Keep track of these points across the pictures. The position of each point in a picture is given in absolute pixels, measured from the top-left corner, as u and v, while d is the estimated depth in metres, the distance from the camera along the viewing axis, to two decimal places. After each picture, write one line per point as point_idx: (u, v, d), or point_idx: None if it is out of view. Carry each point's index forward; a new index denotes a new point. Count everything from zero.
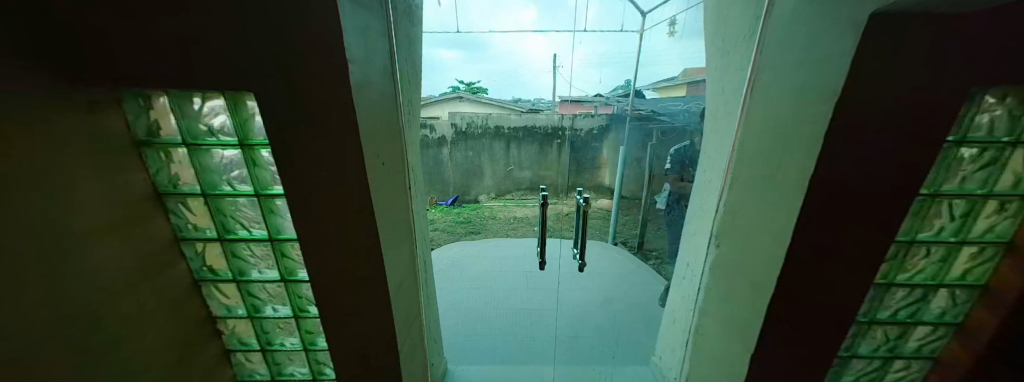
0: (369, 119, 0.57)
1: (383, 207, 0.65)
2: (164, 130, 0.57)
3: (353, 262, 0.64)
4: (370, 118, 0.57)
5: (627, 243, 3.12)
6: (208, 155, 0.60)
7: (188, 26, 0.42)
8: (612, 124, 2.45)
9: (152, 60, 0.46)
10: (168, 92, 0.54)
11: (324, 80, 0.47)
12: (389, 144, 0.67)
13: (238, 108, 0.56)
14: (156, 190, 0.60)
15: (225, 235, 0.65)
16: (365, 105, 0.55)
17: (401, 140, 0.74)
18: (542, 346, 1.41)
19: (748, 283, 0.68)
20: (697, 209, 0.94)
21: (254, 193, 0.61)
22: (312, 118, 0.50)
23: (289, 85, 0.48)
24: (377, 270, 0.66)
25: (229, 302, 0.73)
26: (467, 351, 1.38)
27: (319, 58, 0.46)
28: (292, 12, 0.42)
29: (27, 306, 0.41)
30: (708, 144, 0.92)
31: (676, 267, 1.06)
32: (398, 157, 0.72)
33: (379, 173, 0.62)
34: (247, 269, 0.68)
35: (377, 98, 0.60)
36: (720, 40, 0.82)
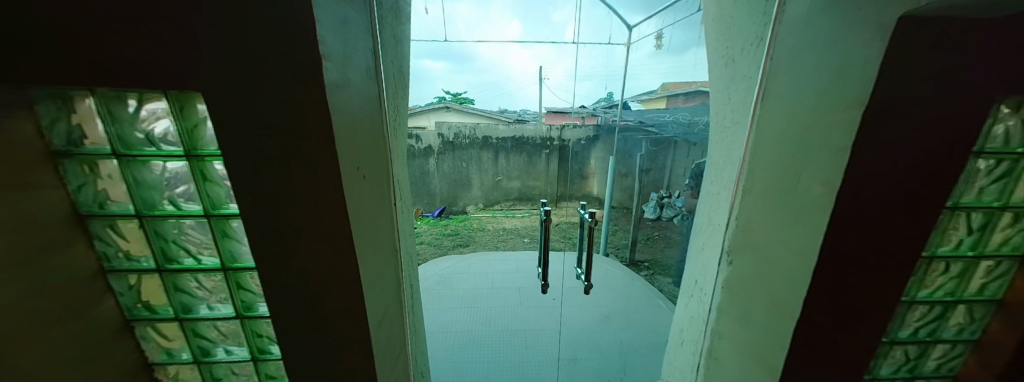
0: (348, 123, 0.48)
1: (363, 228, 0.55)
2: (89, 137, 0.46)
3: (328, 293, 0.54)
4: (348, 123, 0.48)
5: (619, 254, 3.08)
6: (145, 168, 0.49)
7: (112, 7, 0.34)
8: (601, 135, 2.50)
9: (60, 49, 0.36)
10: (94, 91, 0.44)
11: (293, 75, 0.39)
12: (371, 153, 0.58)
13: (186, 110, 0.46)
14: (77, 211, 0.48)
15: (166, 264, 0.53)
16: (344, 108, 0.47)
17: (385, 150, 0.65)
18: (538, 371, 1.31)
19: (767, 305, 0.63)
20: (705, 224, 0.89)
21: (204, 214, 0.51)
22: (274, 123, 0.42)
23: (250, 82, 0.39)
24: (355, 303, 0.56)
25: (171, 345, 0.60)
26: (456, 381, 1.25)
27: (286, 49, 0.38)
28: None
29: None
30: (714, 156, 0.88)
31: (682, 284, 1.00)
32: (381, 169, 0.63)
33: (358, 187, 0.53)
34: (193, 305, 0.56)
35: (357, 100, 0.52)
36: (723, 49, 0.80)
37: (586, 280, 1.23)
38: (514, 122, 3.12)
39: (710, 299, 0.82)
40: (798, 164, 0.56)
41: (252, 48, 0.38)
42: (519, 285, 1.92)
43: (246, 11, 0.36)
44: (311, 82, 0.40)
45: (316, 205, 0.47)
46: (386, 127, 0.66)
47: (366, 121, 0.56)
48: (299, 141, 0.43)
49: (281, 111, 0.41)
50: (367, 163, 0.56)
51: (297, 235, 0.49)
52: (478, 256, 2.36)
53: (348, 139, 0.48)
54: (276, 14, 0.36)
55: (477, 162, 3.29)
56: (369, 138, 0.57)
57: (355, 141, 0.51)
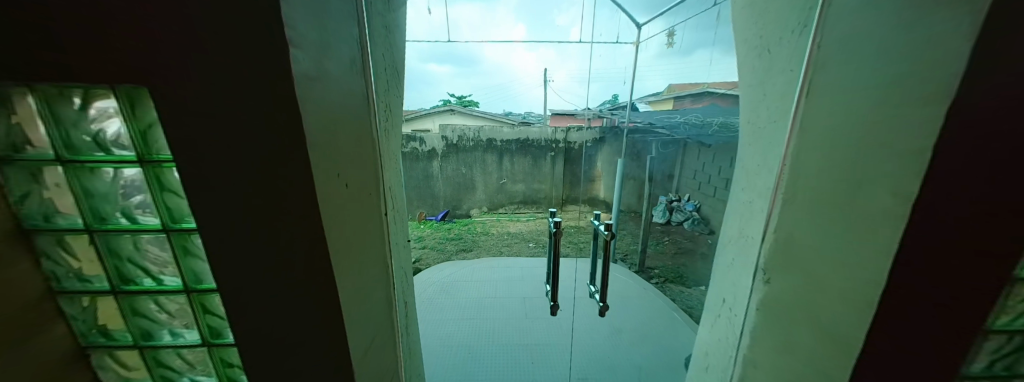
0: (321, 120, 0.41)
1: (345, 245, 0.48)
2: (30, 140, 0.40)
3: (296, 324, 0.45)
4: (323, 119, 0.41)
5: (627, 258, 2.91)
6: (95, 177, 0.42)
7: None
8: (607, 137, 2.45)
9: None
10: (33, 86, 0.37)
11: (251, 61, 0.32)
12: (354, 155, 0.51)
13: (139, 109, 0.39)
14: (22, 226, 0.42)
15: (121, 286, 0.46)
16: (317, 103, 0.39)
17: (376, 155, 0.58)
18: None
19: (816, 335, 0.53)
20: (736, 237, 0.79)
21: (163, 228, 0.44)
22: (231, 123, 0.35)
23: (202, 69, 0.33)
24: (334, 332, 0.48)
25: (132, 374, 0.53)
26: None
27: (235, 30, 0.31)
28: None
29: None
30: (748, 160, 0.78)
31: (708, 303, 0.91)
32: (369, 175, 0.56)
33: (337, 196, 0.45)
34: (156, 331, 0.50)
35: (337, 95, 0.45)
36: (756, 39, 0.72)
37: (602, 301, 1.14)
38: (518, 125, 3.54)
39: (741, 323, 0.72)
40: (855, 171, 0.47)
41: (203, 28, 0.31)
42: (523, 294, 1.85)
43: None
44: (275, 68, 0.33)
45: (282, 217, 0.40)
46: (375, 127, 0.59)
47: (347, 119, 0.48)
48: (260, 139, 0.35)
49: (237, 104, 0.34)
50: (349, 167, 0.49)
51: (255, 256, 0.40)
52: (482, 263, 2.28)
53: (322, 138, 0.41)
54: None
55: (480, 165, 3.74)
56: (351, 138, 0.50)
57: (332, 142, 0.44)
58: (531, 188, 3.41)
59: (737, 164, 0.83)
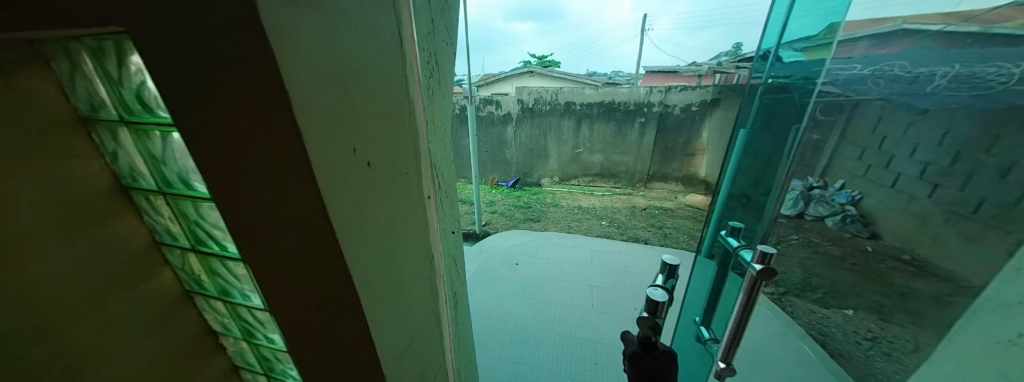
0: (325, 67, 0.26)
1: (369, 247, 0.35)
2: (100, 100, 0.34)
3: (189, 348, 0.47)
4: (326, 67, 0.26)
5: (786, 277, 1.85)
6: (158, 140, 0.35)
7: None
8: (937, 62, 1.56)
9: None
10: (87, 49, 0.31)
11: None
12: (386, 122, 0.36)
13: (104, 66, 0.32)
14: (124, 184, 0.37)
15: (199, 245, 0.45)
16: (317, 45, 0.25)
17: (416, 125, 0.43)
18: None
19: None
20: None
21: (193, 194, 0.38)
22: (219, 97, 0.23)
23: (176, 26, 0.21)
24: (359, 345, 0.37)
25: (223, 320, 0.56)
26: (497, 374, 1.15)
27: None
28: None
29: None
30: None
31: None
32: (410, 151, 0.42)
33: (358, 182, 0.32)
34: (231, 290, 0.50)
35: (355, 38, 0.30)
36: None
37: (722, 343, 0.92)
38: (604, 86, 3.24)
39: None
40: None
41: None
42: (592, 282, 1.67)
43: None
44: None
45: (280, 215, 0.29)
46: (418, 86, 0.43)
47: (375, 69, 0.33)
48: (231, 115, 0.24)
49: (177, 54, 0.22)
50: (377, 139, 0.35)
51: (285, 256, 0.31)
52: (549, 238, 2.16)
53: (327, 100, 0.26)
54: None
55: (557, 131, 3.47)
56: (383, 100, 0.35)
57: (348, 106, 0.29)
58: (609, 160, 3.44)
59: None
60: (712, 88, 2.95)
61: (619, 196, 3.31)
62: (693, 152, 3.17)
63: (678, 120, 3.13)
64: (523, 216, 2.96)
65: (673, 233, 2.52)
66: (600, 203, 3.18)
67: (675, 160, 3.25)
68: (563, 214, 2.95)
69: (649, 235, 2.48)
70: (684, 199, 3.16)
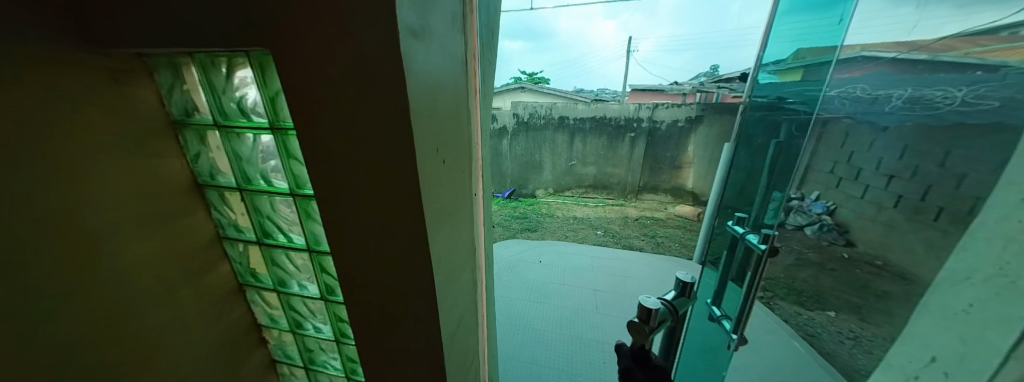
0: (427, 84, 0.34)
1: (440, 232, 0.41)
2: (198, 108, 0.45)
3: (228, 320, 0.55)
4: (427, 83, 0.34)
5: (771, 281, 1.96)
6: (241, 141, 0.45)
7: None
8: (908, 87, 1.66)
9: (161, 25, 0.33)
10: (195, 58, 0.40)
11: (343, 23, 0.27)
12: (457, 128, 0.43)
13: (210, 78, 0.42)
14: (197, 179, 0.50)
15: (264, 240, 0.52)
16: (426, 70, 0.33)
17: (473, 130, 0.50)
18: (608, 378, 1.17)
19: None
20: (982, 271, 0.54)
21: (291, 193, 0.46)
22: (354, 107, 0.31)
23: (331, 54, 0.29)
24: (423, 319, 0.43)
25: (273, 311, 0.61)
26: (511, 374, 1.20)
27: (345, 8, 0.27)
28: None
29: (51, 308, 0.36)
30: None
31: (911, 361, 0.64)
32: (468, 153, 0.49)
33: (439, 178, 0.39)
34: (287, 281, 0.56)
35: (444, 63, 0.37)
36: None
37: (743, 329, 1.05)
38: (595, 102, 3.40)
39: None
40: None
41: None
42: (594, 286, 1.74)
43: None
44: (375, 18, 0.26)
45: (383, 202, 0.36)
46: (475, 98, 0.51)
47: (453, 85, 0.41)
48: (361, 121, 0.31)
49: (328, 76, 0.30)
50: (451, 141, 0.42)
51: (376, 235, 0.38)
52: (548, 246, 2.23)
53: (427, 109, 0.34)
54: None
55: (551, 144, 3.60)
56: (456, 110, 0.43)
57: (437, 114, 0.37)
58: (601, 172, 3.57)
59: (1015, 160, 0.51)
60: (696, 105, 3.15)
61: (611, 207, 3.42)
62: (679, 165, 3.34)
63: (665, 135, 3.31)
64: (519, 226, 3.01)
65: (665, 242, 2.63)
66: (593, 213, 3.28)
67: (664, 172, 3.40)
68: (559, 224, 3.02)
69: (643, 244, 2.57)
70: (673, 209, 3.30)
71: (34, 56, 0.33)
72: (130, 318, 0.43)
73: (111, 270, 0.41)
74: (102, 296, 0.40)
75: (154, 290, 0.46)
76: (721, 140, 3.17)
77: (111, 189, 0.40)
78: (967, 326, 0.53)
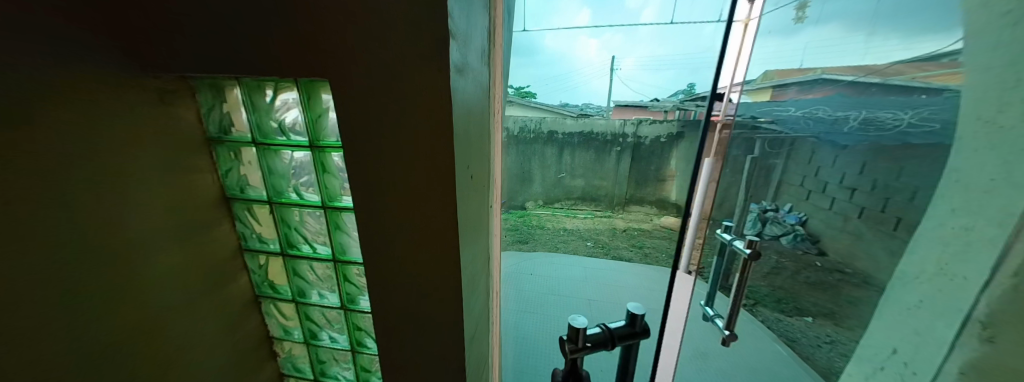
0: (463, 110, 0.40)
1: (465, 238, 0.46)
2: (236, 126, 0.48)
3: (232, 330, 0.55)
4: (463, 110, 0.40)
5: None
6: (277, 157, 0.48)
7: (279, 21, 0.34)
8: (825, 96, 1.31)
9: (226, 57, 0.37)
10: (241, 81, 0.44)
11: (400, 61, 0.33)
12: (480, 146, 0.49)
13: (254, 100, 0.46)
14: (225, 193, 0.52)
15: (288, 250, 0.54)
16: (462, 99, 0.39)
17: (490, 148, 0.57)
18: None
19: None
20: (927, 272, 0.62)
21: (321, 205, 0.49)
22: (404, 130, 0.36)
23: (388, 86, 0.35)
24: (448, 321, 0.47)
25: (287, 322, 0.62)
26: None
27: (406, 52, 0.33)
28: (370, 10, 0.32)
29: (90, 315, 0.38)
30: (957, 172, 0.60)
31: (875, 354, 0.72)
32: (487, 167, 0.55)
33: (467, 189, 0.44)
34: (307, 291, 0.58)
35: (473, 90, 0.44)
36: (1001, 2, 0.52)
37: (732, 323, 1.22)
38: None
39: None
40: None
41: (379, 28, 0.32)
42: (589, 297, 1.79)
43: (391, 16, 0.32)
44: (429, 59, 0.33)
45: (421, 211, 0.41)
46: (492, 119, 0.57)
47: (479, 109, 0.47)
48: (408, 142, 0.37)
49: (383, 104, 0.36)
50: (476, 158, 0.48)
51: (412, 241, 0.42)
52: (542, 257, 2.26)
53: (462, 132, 0.40)
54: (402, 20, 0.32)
55: None
56: (481, 130, 0.49)
57: (468, 136, 0.43)
58: None
59: (945, 176, 0.62)
60: None
61: None
62: None
63: None
64: None
65: None
66: None
67: None
68: None
69: None
70: None
71: (96, 82, 0.36)
72: (159, 326, 0.45)
73: (144, 280, 0.43)
74: (139, 303, 0.42)
75: (179, 299, 0.47)
76: None
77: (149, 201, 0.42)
78: (918, 320, 0.62)
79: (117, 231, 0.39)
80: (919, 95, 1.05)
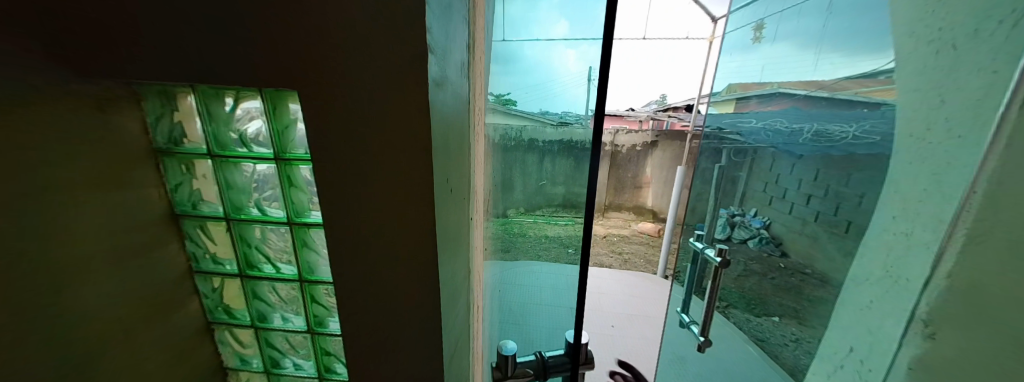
0: (442, 122, 0.39)
1: (444, 253, 0.45)
2: (188, 135, 0.44)
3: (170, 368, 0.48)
4: (442, 121, 0.39)
5: None
6: (237, 170, 0.45)
7: (239, 27, 0.32)
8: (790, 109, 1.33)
9: (174, 59, 0.34)
10: (195, 87, 0.41)
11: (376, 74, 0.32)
12: (460, 158, 0.48)
13: (211, 108, 0.42)
14: (173, 210, 0.47)
15: (248, 271, 0.50)
16: (440, 111, 0.38)
17: (470, 159, 0.56)
18: None
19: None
20: (873, 274, 0.68)
21: (287, 221, 0.46)
22: (378, 144, 0.35)
23: (360, 97, 0.33)
24: (428, 340, 0.45)
25: (245, 351, 0.57)
26: None
27: (380, 63, 0.31)
28: (341, 18, 0.31)
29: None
30: (893, 183, 0.67)
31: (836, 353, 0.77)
32: (467, 178, 0.54)
33: (446, 203, 0.43)
34: (269, 314, 0.54)
35: (452, 103, 0.43)
36: (930, 31, 0.58)
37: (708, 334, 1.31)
38: None
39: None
40: None
41: (350, 37, 0.31)
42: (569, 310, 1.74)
43: (363, 25, 0.31)
44: (405, 73, 0.32)
45: (397, 227, 0.39)
46: (471, 131, 0.57)
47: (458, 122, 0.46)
48: (383, 154, 0.35)
49: (354, 116, 0.34)
50: (456, 170, 0.47)
51: (387, 258, 0.41)
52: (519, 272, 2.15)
53: (440, 145, 0.39)
54: (377, 31, 0.31)
55: None
56: (460, 142, 0.48)
57: (447, 149, 0.42)
58: None
59: (891, 184, 0.67)
60: (651, 131, 3.50)
61: None
62: (639, 185, 3.62)
63: (626, 158, 3.62)
64: None
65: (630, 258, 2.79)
66: None
67: (626, 192, 3.67)
68: None
69: None
70: (637, 227, 3.58)
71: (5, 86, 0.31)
72: (91, 362, 0.40)
73: (69, 312, 0.37)
74: (65, 337, 0.37)
75: (118, 332, 0.42)
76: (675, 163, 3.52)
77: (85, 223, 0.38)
78: (872, 318, 0.66)
79: (56, 253, 0.36)
80: (862, 107, 0.99)
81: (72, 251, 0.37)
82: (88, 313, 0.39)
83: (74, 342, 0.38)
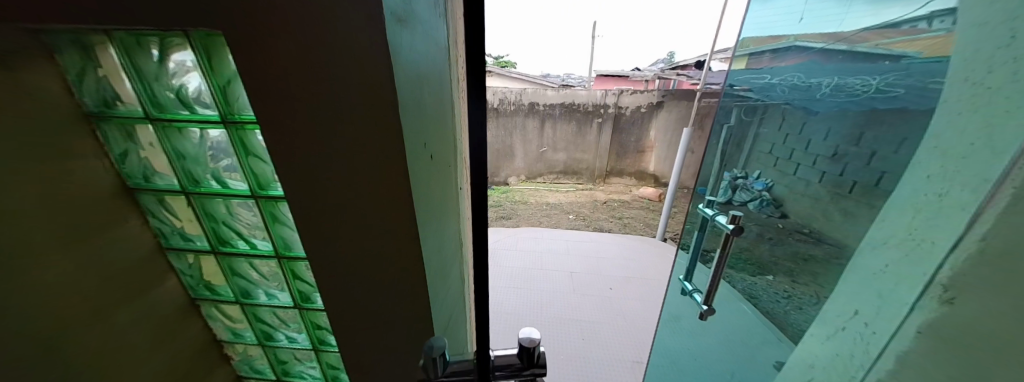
0: (415, 75, 0.32)
1: (429, 226, 0.41)
2: (122, 97, 0.38)
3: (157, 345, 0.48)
4: (413, 75, 0.32)
5: None
6: (184, 136, 0.39)
7: None
8: (807, 59, 1.02)
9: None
10: (112, 35, 0.33)
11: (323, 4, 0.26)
12: (442, 120, 0.42)
13: (138, 62, 0.36)
14: (126, 184, 0.43)
15: (220, 247, 0.47)
16: (410, 61, 0.31)
17: (455, 121, 0.49)
18: None
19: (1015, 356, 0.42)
20: (895, 237, 0.64)
21: (251, 194, 0.41)
22: (334, 103, 0.29)
23: (304, 42, 0.26)
24: (421, 313, 0.44)
25: (235, 325, 0.56)
26: None
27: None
28: None
29: None
30: (936, 137, 0.61)
31: (839, 315, 0.76)
32: (451, 142, 0.48)
33: (425, 171, 0.38)
34: (252, 291, 0.52)
35: (424, 46, 0.35)
36: None
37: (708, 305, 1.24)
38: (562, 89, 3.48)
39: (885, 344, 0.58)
40: None
41: None
42: None
43: None
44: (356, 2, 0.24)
45: (370, 200, 0.34)
46: (454, 87, 0.49)
47: (436, 78, 0.39)
48: (342, 116, 0.29)
49: (298, 64, 0.27)
50: (438, 134, 0.41)
51: (365, 234, 0.37)
52: None
53: (414, 103, 0.33)
54: None
55: (522, 130, 3.60)
56: (440, 100, 0.41)
57: (423, 108, 0.36)
58: (571, 158, 3.70)
59: (935, 140, 0.60)
60: (658, 92, 3.35)
61: (581, 191, 3.63)
62: (643, 149, 3.56)
63: (630, 121, 3.50)
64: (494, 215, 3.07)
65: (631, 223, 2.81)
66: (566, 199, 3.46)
67: (629, 156, 3.63)
68: (532, 211, 3.17)
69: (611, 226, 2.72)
70: (638, 192, 3.60)
71: None
72: (69, 344, 0.38)
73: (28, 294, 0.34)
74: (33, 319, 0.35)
75: (90, 312, 0.40)
76: (681, 125, 3.41)
77: (29, 202, 0.34)
78: (883, 281, 0.64)
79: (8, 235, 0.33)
80: (883, 60, 0.82)
81: (21, 234, 0.33)
82: (54, 296, 0.36)
83: (45, 323, 0.36)
